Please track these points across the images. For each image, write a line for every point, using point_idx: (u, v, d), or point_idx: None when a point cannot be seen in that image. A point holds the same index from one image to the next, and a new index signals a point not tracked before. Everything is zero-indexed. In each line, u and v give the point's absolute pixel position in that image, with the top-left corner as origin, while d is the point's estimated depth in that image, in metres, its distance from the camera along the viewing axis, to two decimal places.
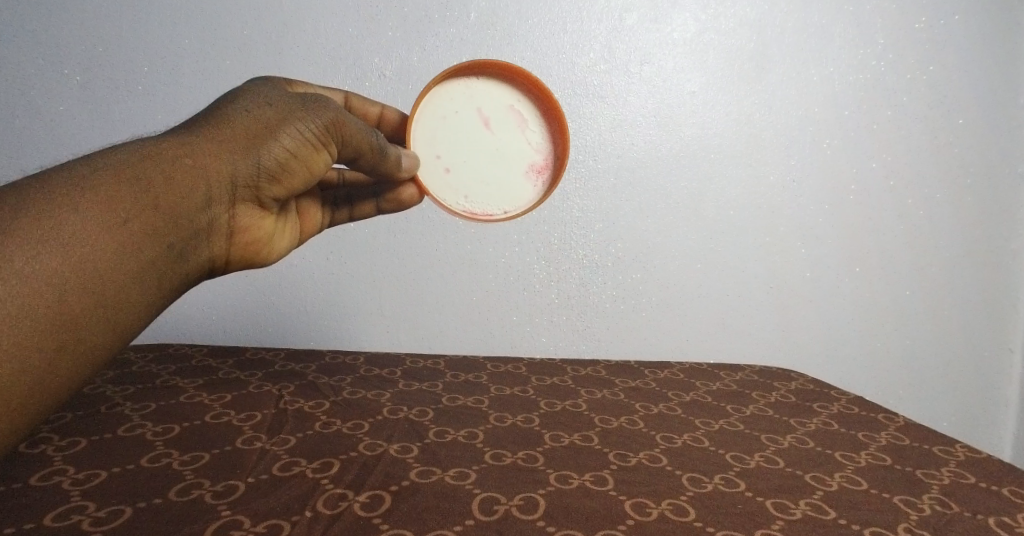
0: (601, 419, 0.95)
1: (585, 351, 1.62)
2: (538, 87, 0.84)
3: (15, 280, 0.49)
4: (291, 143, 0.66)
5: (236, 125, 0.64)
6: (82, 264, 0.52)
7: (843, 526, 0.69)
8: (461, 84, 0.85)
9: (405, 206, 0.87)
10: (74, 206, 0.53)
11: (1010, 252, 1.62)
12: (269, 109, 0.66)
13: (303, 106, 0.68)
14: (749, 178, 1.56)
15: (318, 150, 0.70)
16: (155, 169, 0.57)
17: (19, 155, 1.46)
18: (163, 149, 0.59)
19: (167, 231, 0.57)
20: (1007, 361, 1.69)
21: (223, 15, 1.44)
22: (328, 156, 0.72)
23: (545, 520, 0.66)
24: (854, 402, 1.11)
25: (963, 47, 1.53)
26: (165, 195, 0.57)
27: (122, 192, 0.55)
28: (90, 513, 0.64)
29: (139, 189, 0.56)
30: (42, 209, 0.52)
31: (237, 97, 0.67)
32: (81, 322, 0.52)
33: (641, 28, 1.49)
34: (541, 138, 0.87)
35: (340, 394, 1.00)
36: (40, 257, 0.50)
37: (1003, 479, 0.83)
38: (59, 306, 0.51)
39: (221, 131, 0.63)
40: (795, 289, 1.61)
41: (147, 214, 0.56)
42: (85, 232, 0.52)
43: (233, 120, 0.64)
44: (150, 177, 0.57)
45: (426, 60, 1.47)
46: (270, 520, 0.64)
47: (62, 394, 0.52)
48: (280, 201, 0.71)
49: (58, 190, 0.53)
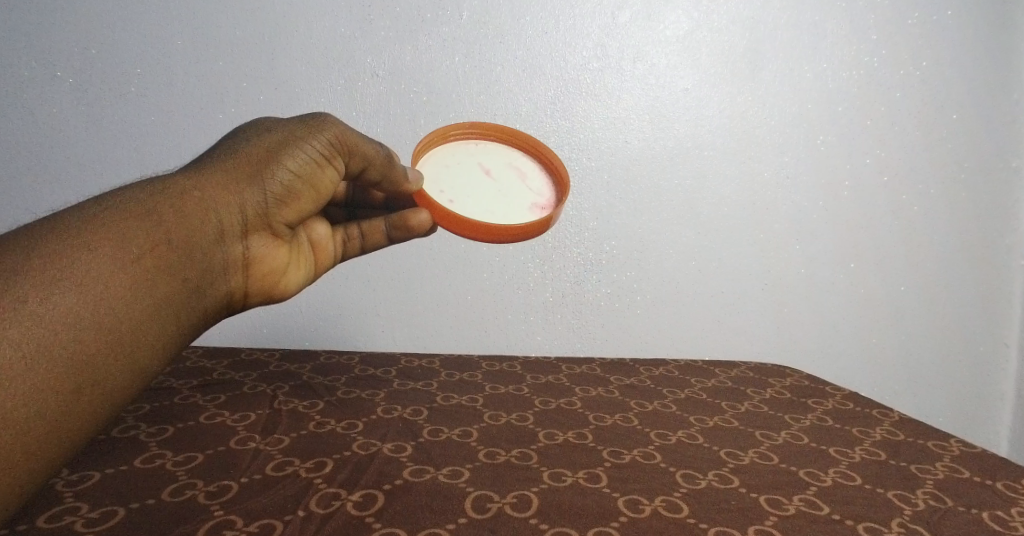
0: (595, 417, 0.96)
1: (581, 349, 1.61)
2: (536, 148, 0.90)
3: (30, 323, 0.47)
4: (295, 164, 0.67)
5: (242, 154, 0.64)
6: (97, 301, 0.51)
7: (837, 522, 0.69)
8: (461, 146, 0.91)
9: (417, 232, 0.83)
10: (86, 244, 0.52)
11: (1005, 248, 1.63)
12: (272, 135, 0.67)
13: (307, 127, 0.69)
14: (744, 175, 1.56)
15: (323, 167, 0.71)
16: (164, 204, 0.57)
17: (10, 157, 1.44)
18: (170, 184, 0.59)
19: (181, 266, 0.57)
20: (1003, 355, 1.69)
21: (216, 17, 1.43)
22: (333, 173, 0.73)
23: (538, 518, 0.66)
24: (849, 397, 1.11)
25: (958, 41, 1.54)
26: (178, 227, 0.57)
27: (134, 227, 0.54)
28: (84, 514, 0.64)
29: (151, 223, 0.56)
30: (53, 249, 0.51)
31: (242, 130, 0.68)
32: (97, 364, 0.50)
33: (633, 26, 1.49)
34: (542, 188, 0.88)
35: (334, 393, 1.00)
36: (53, 298, 0.49)
37: (997, 473, 0.83)
38: (75, 347, 0.49)
39: (227, 163, 0.64)
40: (791, 285, 1.61)
41: (159, 249, 0.55)
42: (99, 269, 0.52)
43: (238, 151, 0.65)
44: (161, 210, 0.57)
45: (419, 60, 1.47)
46: (263, 520, 0.64)
47: (81, 437, 0.50)
48: (292, 225, 0.72)
49: (70, 229, 0.52)
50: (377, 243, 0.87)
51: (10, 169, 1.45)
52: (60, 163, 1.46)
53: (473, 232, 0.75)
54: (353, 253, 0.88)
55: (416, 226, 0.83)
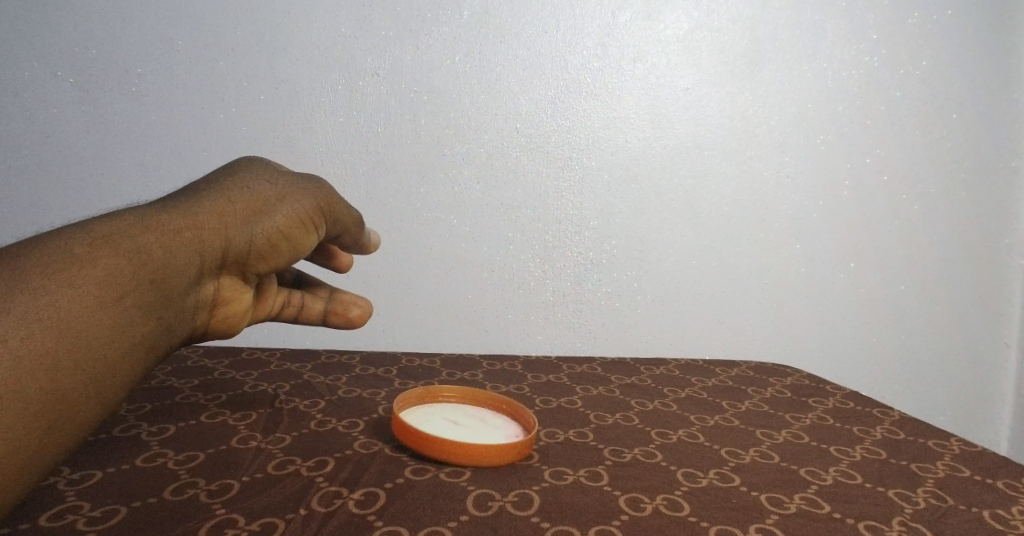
0: (596, 416, 0.96)
1: (582, 347, 1.60)
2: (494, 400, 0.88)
3: (8, 362, 0.42)
4: (285, 222, 0.62)
5: (233, 196, 0.60)
6: (74, 341, 0.46)
7: (837, 520, 0.69)
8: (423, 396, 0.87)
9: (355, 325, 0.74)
10: (63, 280, 0.47)
11: (1005, 247, 1.64)
12: (268, 186, 0.63)
13: (302, 184, 0.64)
14: (744, 174, 1.56)
15: (311, 230, 0.65)
16: (149, 242, 0.52)
17: (9, 156, 1.44)
18: (160, 220, 0.54)
19: (156, 312, 0.52)
20: (1003, 355, 1.70)
21: (218, 17, 1.44)
22: (318, 238, 0.67)
23: (539, 516, 0.66)
24: (850, 397, 1.11)
25: (959, 41, 1.57)
26: (161, 270, 0.52)
27: (118, 264, 0.50)
28: (85, 513, 0.62)
29: (133, 261, 0.51)
30: (17, 279, 0.45)
31: (235, 170, 0.64)
32: (70, 412, 0.46)
33: (634, 26, 1.51)
34: (505, 422, 0.85)
35: (335, 393, 1.00)
36: (35, 335, 0.44)
37: (998, 472, 0.83)
38: (48, 391, 0.44)
39: (220, 203, 0.59)
40: (791, 284, 1.61)
41: (138, 292, 0.50)
42: (73, 306, 0.46)
43: (231, 193, 0.60)
44: (146, 249, 0.52)
45: (420, 59, 1.48)
46: (265, 519, 0.63)
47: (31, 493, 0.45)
48: (263, 276, 0.66)
49: (50, 258, 0.47)
50: (309, 320, 0.74)
51: (9, 168, 1.44)
52: (58, 162, 1.46)
53: (434, 447, 0.74)
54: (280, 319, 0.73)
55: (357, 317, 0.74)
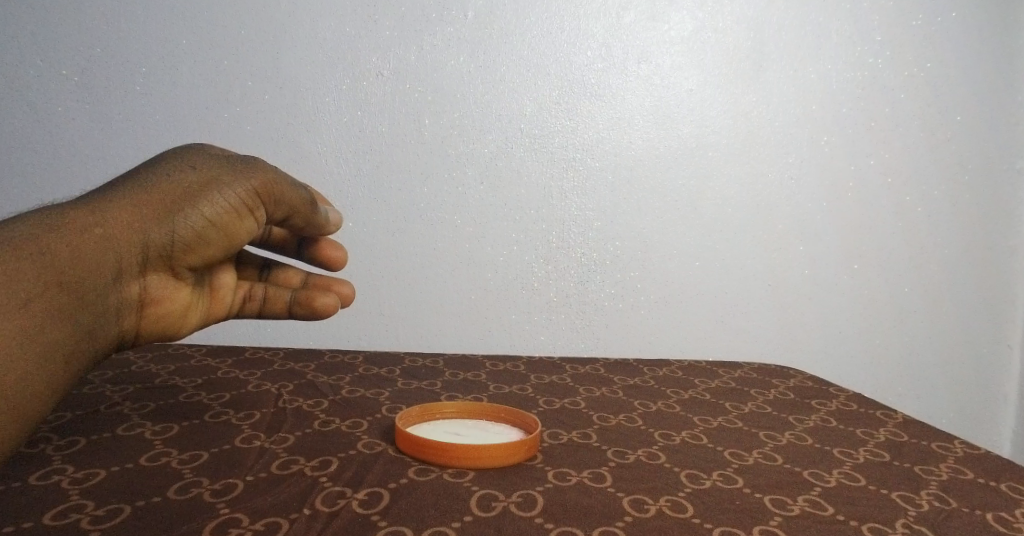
0: (600, 417, 0.96)
1: (585, 349, 1.60)
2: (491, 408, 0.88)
3: None
4: (211, 209, 0.62)
5: (156, 189, 0.60)
6: None
7: (841, 521, 0.68)
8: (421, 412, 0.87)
9: (320, 316, 0.77)
10: None
11: (1009, 249, 1.64)
12: (193, 173, 0.62)
13: (232, 169, 0.64)
14: (748, 175, 1.56)
15: (244, 215, 0.65)
16: (57, 241, 0.52)
17: (13, 155, 1.44)
18: (68, 222, 0.54)
19: (70, 312, 0.52)
20: (1007, 357, 1.69)
21: (222, 17, 1.44)
22: (254, 222, 0.67)
23: (543, 516, 0.65)
24: (853, 399, 1.11)
25: (961, 43, 1.57)
26: (71, 269, 0.52)
27: (24, 268, 0.49)
28: (89, 512, 0.62)
29: (43, 263, 0.51)
30: None
31: (163, 159, 0.64)
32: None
33: (639, 27, 1.51)
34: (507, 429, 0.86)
35: (338, 392, 1.00)
36: None
37: (1002, 474, 0.83)
38: None
39: (139, 197, 0.59)
40: (795, 286, 1.61)
41: (49, 293, 0.50)
42: None
43: (151, 186, 0.60)
44: (55, 250, 0.52)
45: (423, 59, 1.48)
46: (269, 518, 0.62)
47: None
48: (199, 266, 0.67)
49: None
50: (277, 313, 0.78)
51: (12, 166, 1.44)
52: (62, 161, 1.46)
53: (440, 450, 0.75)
54: (248, 314, 0.78)
55: (321, 308, 0.77)
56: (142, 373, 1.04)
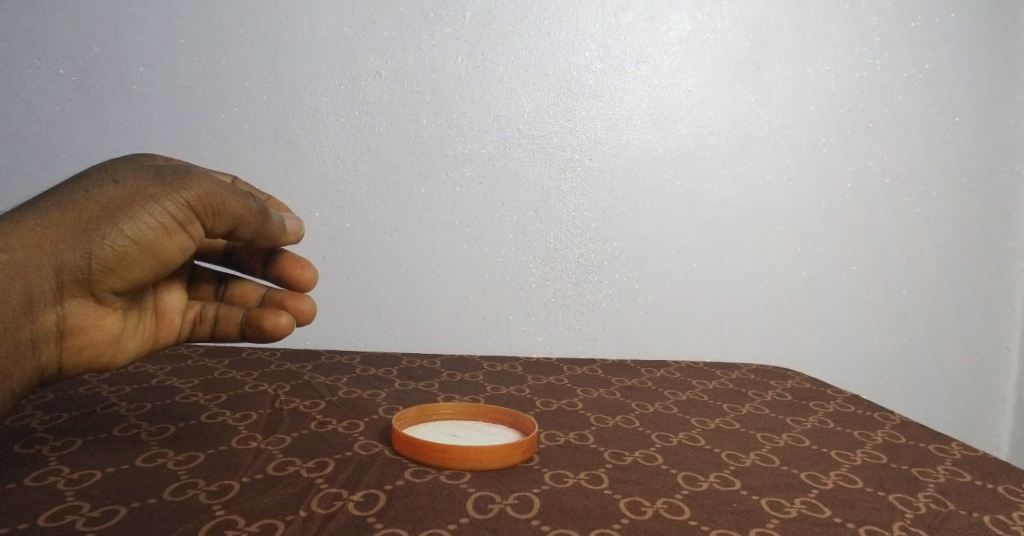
0: (597, 418, 0.96)
1: (583, 350, 1.60)
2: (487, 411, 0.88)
3: None
4: (131, 229, 0.61)
5: (71, 209, 0.59)
6: None
7: (839, 524, 0.68)
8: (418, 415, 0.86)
9: (269, 336, 0.76)
10: None
11: (1007, 250, 1.64)
12: (114, 189, 0.61)
13: (159, 185, 0.63)
14: (747, 176, 1.56)
15: (171, 232, 0.64)
16: None
17: (9, 154, 1.44)
18: None
19: None
20: (1005, 358, 1.69)
21: (220, 16, 1.44)
22: (185, 237, 0.66)
23: (539, 519, 0.65)
24: (851, 400, 1.11)
25: (960, 45, 1.57)
26: None
27: None
28: (84, 513, 0.62)
29: None
30: None
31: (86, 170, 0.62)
32: None
33: (637, 28, 1.51)
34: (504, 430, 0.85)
35: (335, 393, 1.00)
36: None
37: (999, 477, 0.83)
38: None
39: (51, 219, 0.58)
40: (793, 287, 1.60)
41: None
42: None
43: (65, 205, 0.59)
44: None
45: (422, 60, 1.48)
46: (264, 520, 0.62)
47: None
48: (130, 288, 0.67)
49: None
50: (227, 334, 0.78)
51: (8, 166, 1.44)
52: (58, 160, 1.45)
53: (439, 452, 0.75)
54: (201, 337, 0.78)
55: (270, 328, 0.76)
56: (139, 374, 1.04)
